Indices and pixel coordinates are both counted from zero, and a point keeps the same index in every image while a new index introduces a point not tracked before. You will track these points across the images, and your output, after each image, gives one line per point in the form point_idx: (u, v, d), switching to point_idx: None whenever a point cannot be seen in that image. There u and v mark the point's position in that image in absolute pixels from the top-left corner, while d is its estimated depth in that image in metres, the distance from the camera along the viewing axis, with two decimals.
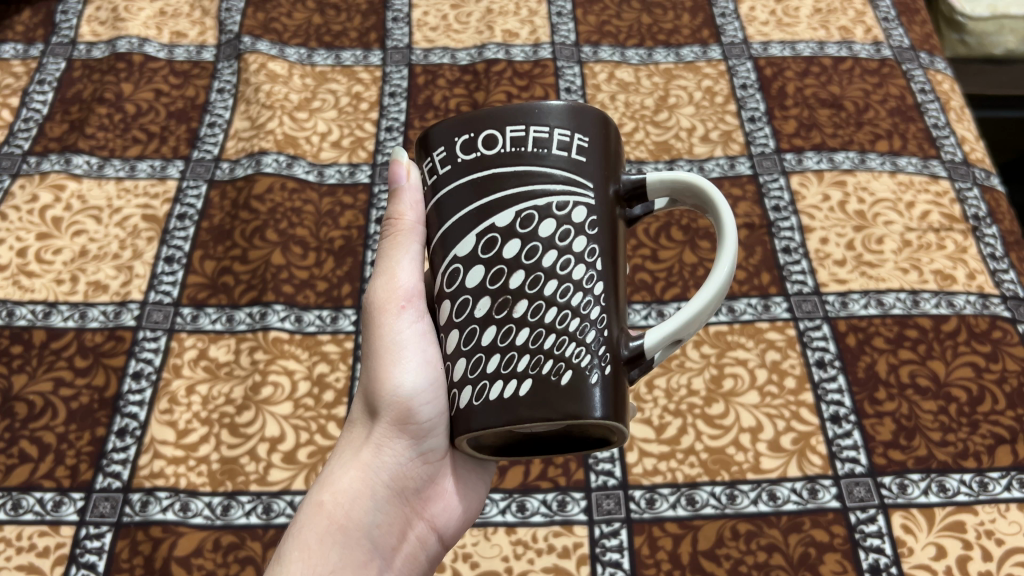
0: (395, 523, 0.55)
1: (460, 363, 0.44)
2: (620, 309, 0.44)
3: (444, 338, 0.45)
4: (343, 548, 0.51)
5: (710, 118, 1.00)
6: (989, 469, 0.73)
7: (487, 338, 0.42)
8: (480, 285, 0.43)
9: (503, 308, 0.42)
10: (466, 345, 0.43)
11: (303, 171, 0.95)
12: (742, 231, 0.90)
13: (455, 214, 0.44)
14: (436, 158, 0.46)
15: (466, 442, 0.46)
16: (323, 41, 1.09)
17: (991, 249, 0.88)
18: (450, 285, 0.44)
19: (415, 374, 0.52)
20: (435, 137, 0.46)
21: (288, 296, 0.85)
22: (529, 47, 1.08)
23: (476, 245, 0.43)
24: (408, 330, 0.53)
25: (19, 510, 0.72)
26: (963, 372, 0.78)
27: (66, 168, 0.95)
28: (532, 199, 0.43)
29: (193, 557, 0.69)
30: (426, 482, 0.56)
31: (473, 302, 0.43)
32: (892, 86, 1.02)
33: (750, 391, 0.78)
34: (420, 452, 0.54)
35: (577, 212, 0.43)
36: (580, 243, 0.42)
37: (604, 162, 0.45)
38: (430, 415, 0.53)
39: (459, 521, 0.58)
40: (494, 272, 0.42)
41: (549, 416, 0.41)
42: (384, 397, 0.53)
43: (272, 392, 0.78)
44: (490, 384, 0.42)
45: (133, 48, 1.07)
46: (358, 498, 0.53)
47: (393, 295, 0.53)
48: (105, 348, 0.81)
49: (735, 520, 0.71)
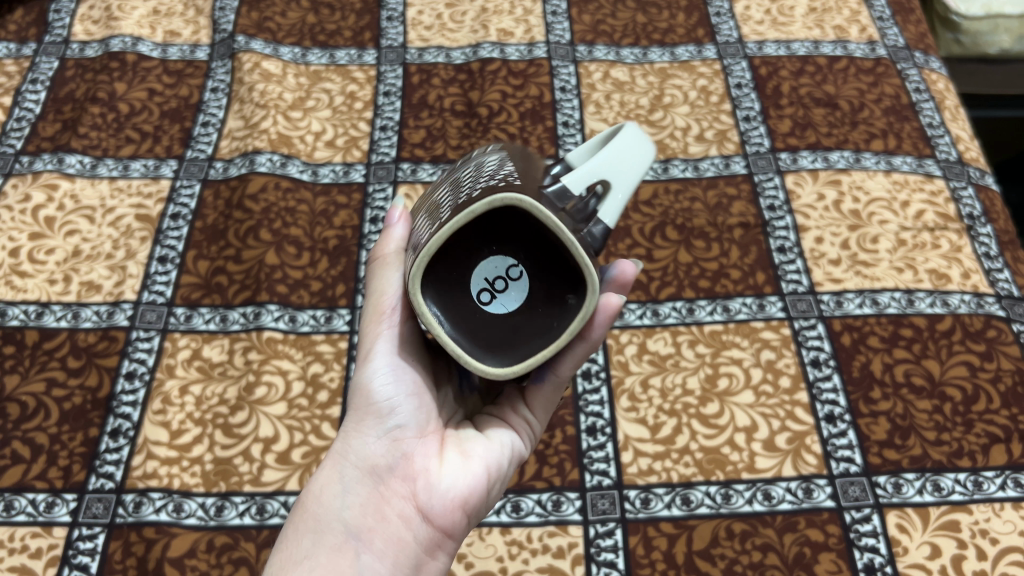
0: (370, 503, 0.52)
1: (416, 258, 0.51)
2: (539, 178, 0.50)
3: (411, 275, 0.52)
4: (314, 533, 0.51)
5: (705, 118, 1.00)
6: (983, 469, 0.73)
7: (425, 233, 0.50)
8: (427, 222, 0.51)
9: (439, 211, 0.50)
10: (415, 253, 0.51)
11: (297, 171, 0.94)
12: (737, 229, 0.90)
13: (418, 216, 0.56)
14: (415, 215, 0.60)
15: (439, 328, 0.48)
16: (317, 41, 1.09)
17: (986, 248, 0.88)
18: (414, 241, 0.53)
19: (380, 361, 0.55)
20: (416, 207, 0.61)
21: (282, 296, 0.84)
22: (523, 47, 1.08)
23: (428, 213, 0.53)
24: (383, 333, 0.56)
25: (11, 511, 0.71)
26: (958, 372, 0.78)
27: (59, 168, 0.95)
28: (460, 172, 0.54)
29: (186, 558, 0.69)
30: (401, 460, 0.54)
31: (423, 232, 0.51)
32: (886, 85, 1.02)
33: (745, 391, 0.78)
34: (388, 430, 0.54)
35: (494, 156, 0.53)
36: (491, 162, 0.52)
37: (525, 151, 0.56)
38: (389, 393, 0.55)
39: (445, 500, 0.53)
40: (435, 209, 0.52)
41: (466, 212, 0.46)
42: (354, 390, 0.56)
43: (265, 393, 0.77)
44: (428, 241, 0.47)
45: (126, 47, 1.06)
46: (329, 483, 0.53)
47: (372, 308, 0.57)
48: (97, 348, 0.81)
49: (730, 520, 0.71)
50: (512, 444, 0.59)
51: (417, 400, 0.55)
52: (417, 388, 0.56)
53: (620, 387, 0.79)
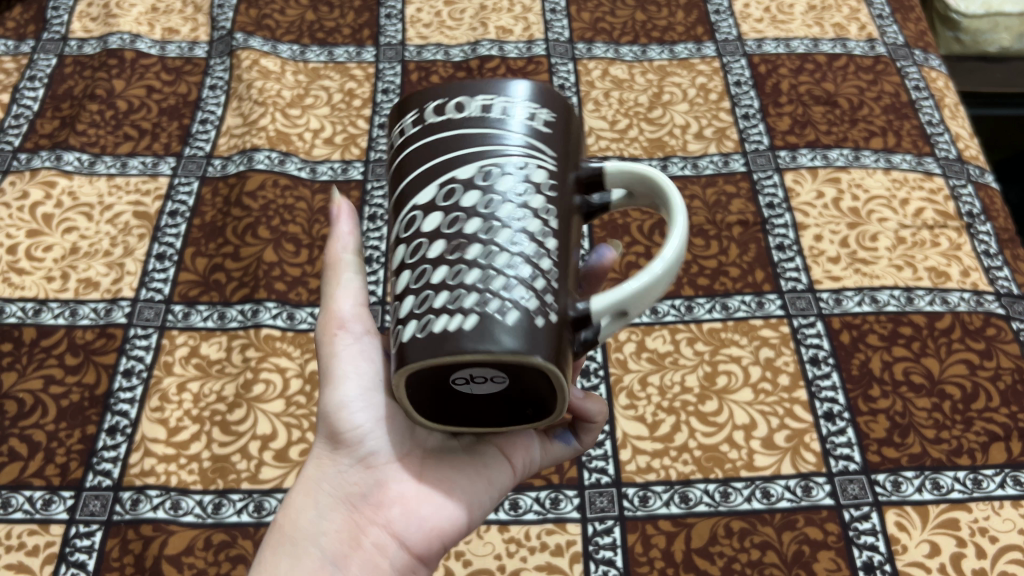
0: (346, 530, 0.52)
1: (408, 275, 0.39)
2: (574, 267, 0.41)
3: (393, 279, 0.40)
4: (290, 556, 0.51)
5: (704, 115, 1.00)
6: (983, 467, 0.73)
7: (422, 273, 0.38)
8: (436, 230, 0.38)
9: (455, 225, 0.38)
10: (402, 261, 0.39)
11: (296, 168, 0.94)
12: (736, 227, 0.90)
13: (414, 171, 0.41)
14: (407, 123, 0.43)
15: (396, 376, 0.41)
16: (315, 38, 1.09)
17: (986, 246, 0.88)
18: (406, 231, 0.40)
19: (348, 389, 0.55)
20: (412, 102, 0.43)
21: (279, 294, 0.84)
22: (523, 44, 1.07)
23: (435, 194, 0.39)
24: (345, 346, 0.56)
25: (8, 508, 0.71)
26: (957, 370, 0.78)
27: (56, 165, 0.94)
28: (495, 156, 0.39)
29: (183, 555, 0.68)
30: (377, 487, 0.53)
31: (427, 244, 0.38)
32: (886, 83, 1.02)
33: (744, 389, 0.78)
34: (362, 458, 0.54)
35: (542, 173, 0.40)
36: (541, 175, 0.40)
37: (568, 144, 0.43)
38: (359, 420, 0.54)
39: (422, 528, 0.53)
40: (451, 219, 0.38)
41: (493, 350, 0.36)
42: (322, 415, 0.55)
43: (263, 390, 0.77)
44: (436, 317, 0.37)
45: (125, 44, 1.06)
46: (304, 508, 0.53)
47: (329, 323, 0.56)
48: (95, 345, 0.81)
49: (729, 518, 0.70)
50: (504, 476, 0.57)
51: (389, 427, 0.54)
52: (385, 413, 0.55)
53: (619, 384, 0.79)
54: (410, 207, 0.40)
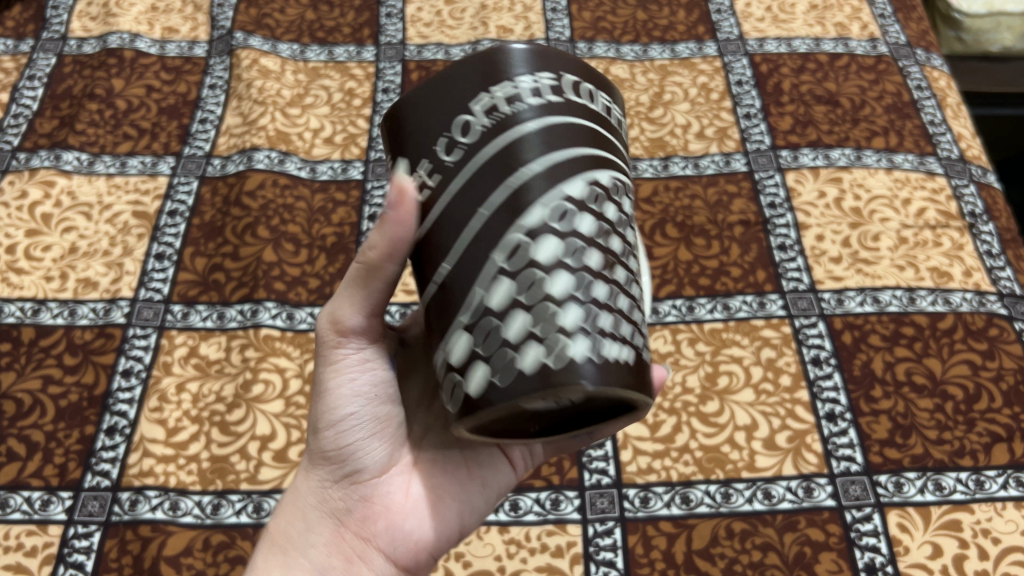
0: (334, 543, 0.52)
1: (567, 276, 0.36)
2: None
3: (531, 275, 0.36)
4: (279, 565, 0.51)
5: (705, 115, 1.00)
6: (986, 468, 0.72)
7: (586, 282, 0.36)
8: (593, 236, 0.37)
9: (608, 238, 0.38)
10: (549, 256, 0.36)
11: (296, 167, 0.94)
12: (737, 227, 0.89)
13: (559, 152, 0.37)
14: (528, 84, 0.38)
15: (491, 374, 0.36)
16: (315, 37, 1.08)
17: (988, 246, 0.87)
18: (561, 224, 0.36)
19: (344, 407, 0.53)
20: (532, 63, 0.39)
21: (279, 294, 0.84)
22: (523, 44, 1.07)
23: (588, 193, 0.37)
24: (342, 364, 0.53)
25: (6, 509, 0.71)
26: (959, 370, 0.78)
27: (55, 165, 0.94)
28: (620, 169, 0.40)
29: (182, 557, 0.68)
30: (364, 502, 0.54)
31: (588, 251, 0.37)
32: (888, 82, 1.02)
33: (745, 389, 0.78)
34: (350, 473, 0.54)
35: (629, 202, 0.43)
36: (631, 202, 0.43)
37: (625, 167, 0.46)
38: (352, 437, 0.53)
39: (407, 541, 0.54)
40: (605, 229, 0.38)
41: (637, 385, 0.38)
42: (314, 426, 0.54)
43: (262, 390, 0.77)
44: (605, 341, 0.36)
45: (124, 43, 1.06)
46: (292, 519, 0.53)
47: (335, 331, 0.51)
48: (94, 345, 0.80)
49: (730, 519, 0.70)
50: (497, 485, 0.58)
51: (379, 444, 0.54)
52: (377, 431, 0.54)
53: None
54: (551, 194, 0.36)
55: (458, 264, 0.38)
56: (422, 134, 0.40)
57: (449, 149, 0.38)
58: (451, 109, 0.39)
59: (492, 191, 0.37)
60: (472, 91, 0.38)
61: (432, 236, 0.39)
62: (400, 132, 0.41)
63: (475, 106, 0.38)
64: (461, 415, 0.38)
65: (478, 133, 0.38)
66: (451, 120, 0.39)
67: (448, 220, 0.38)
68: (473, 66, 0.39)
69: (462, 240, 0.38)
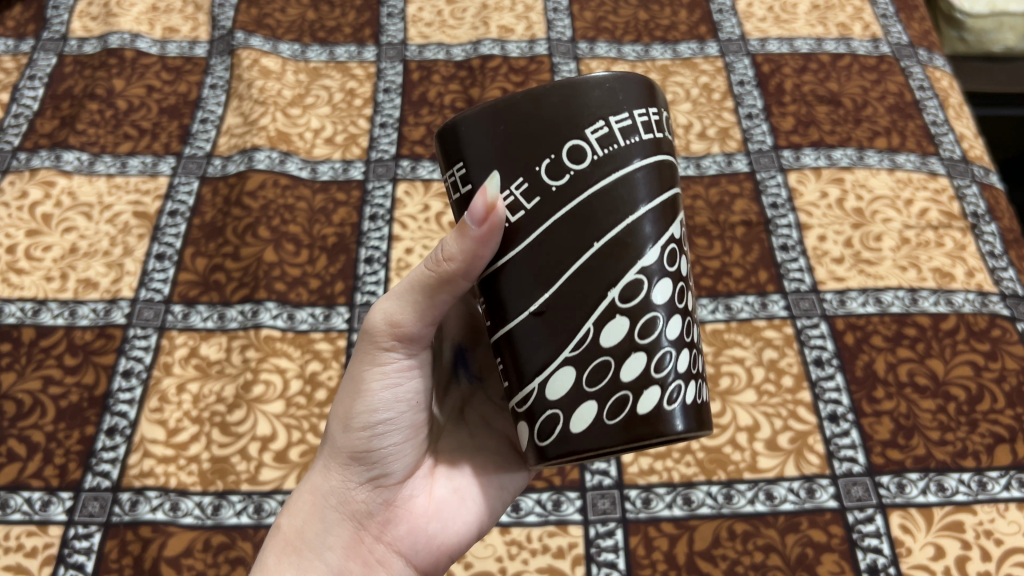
0: (353, 547, 0.52)
1: (675, 321, 0.40)
2: None
3: (649, 317, 0.39)
4: (296, 568, 0.50)
5: (707, 115, 1.00)
6: (988, 469, 0.72)
7: (686, 324, 0.41)
8: (686, 277, 0.41)
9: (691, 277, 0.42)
10: (662, 302, 0.39)
11: (296, 168, 0.94)
12: (739, 228, 0.89)
13: (664, 194, 0.39)
14: (639, 118, 0.38)
15: (606, 412, 0.39)
16: (316, 37, 1.08)
17: (990, 247, 0.87)
18: (672, 266, 0.39)
19: (382, 414, 0.51)
20: (638, 91, 0.39)
21: (280, 294, 0.84)
22: (524, 44, 1.07)
23: (681, 235, 0.41)
24: (390, 369, 0.50)
25: (6, 509, 0.71)
26: (962, 371, 0.77)
27: (56, 165, 0.94)
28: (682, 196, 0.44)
29: (182, 557, 0.68)
30: (386, 506, 0.54)
31: (685, 292, 0.41)
32: (890, 83, 1.02)
33: (747, 390, 0.77)
34: (375, 477, 0.53)
35: None
36: None
37: None
38: (383, 444, 0.52)
39: (429, 546, 0.54)
40: (689, 267, 0.42)
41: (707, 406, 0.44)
42: (343, 427, 0.52)
43: (263, 391, 0.77)
44: (698, 375, 0.42)
45: (125, 43, 1.06)
46: (309, 519, 0.52)
47: (388, 335, 0.48)
48: (94, 346, 0.80)
49: (732, 520, 0.70)
50: (513, 489, 0.59)
51: (407, 451, 0.54)
52: (408, 438, 0.53)
53: None
54: (659, 238, 0.39)
55: (568, 298, 0.38)
56: (519, 149, 0.38)
57: (557, 173, 0.37)
58: (561, 129, 0.37)
59: (608, 229, 0.38)
60: (586, 113, 0.37)
61: (525, 259, 0.39)
62: (485, 134, 0.38)
63: (590, 133, 0.37)
64: (563, 445, 0.40)
65: (593, 164, 0.37)
66: (563, 142, 0.37)
67: (551, 248, 0.38)
68: (584, 85, 0.37)
69: (572, 272, 0.38)
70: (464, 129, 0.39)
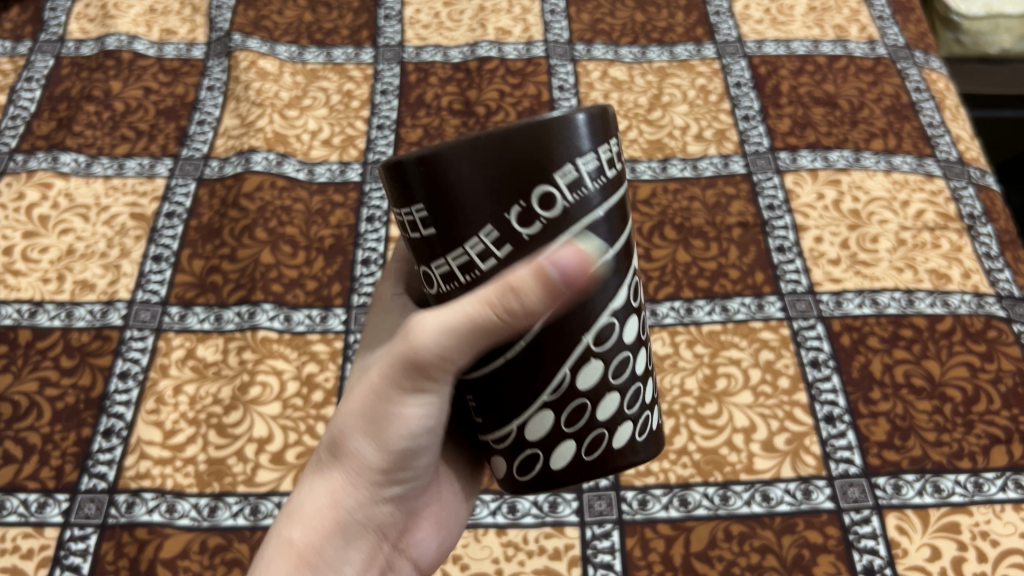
0: (367, 558, 0.50)
1: (641, 356, 0.42)
2: None
3: (621, 355, 0.40)
4: None
5: (704, 117, 1.00)
6: (984, 470, 0.72)
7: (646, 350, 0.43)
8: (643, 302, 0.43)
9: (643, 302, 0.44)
10: (631, 341, 0.41)
11: (293, 169, 0.94)
12: (736, 229, 0.89)
13: (626, 233, 0.38)
14: (603, 156, 0.36)
15: (584, 449, 0.41)
16: (313, 39, 1.08)
17: (986, 248, 0.87)
18: (637, 299, 0.41)
19: (426, 442, 0.46)
20: (603, 129, 0.36)
21: (277, 296, 0.84)
22: (521, 45, 1.07)
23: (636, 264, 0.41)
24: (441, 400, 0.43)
25: (2, 511, 0.71)
26: (958, 372, 0.78)
27: (53, 166, 0.94)
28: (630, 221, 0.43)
29: (179, 559, 0.68)
30: (400, 514, 0.52)
31: (644, 322, 0.43)
32: (886, 84, 1.02)
33: (743, 391, 0.77)
34: (399, 493, 0.50)
35: None
36: None
37: None
38: (418, 467, 0.48)
39: (433, 545, 0.55)
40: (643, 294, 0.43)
41: None
42: (382, 452, 0.46)
43: (260, 393, 0.77)
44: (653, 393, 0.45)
45: (122, 45, 1.06)
46: (330, 532, 0.48)
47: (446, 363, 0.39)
48: (91, 347, 0.80)
49: (728, 521, 0.70)
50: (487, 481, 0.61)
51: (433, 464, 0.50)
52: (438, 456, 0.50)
53: None
54: (624, 280, 0.39)
55: (547, 348, 0.38)
56: (484, 195, 0.35)
57: (529, 220, 0.35)
58: (530, 172, 0.34)
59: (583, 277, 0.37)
60: (554, 156, 0.35)
61: None
62: (446, 174, 0.35)
63: (560, 177, 0.35)
64: (542, 481, 0.42)
65: (565, 211, 0.35)
66: (534, 188, 0.35)
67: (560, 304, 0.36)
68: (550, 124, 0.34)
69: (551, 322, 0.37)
70: (423, 169, 0.36)
